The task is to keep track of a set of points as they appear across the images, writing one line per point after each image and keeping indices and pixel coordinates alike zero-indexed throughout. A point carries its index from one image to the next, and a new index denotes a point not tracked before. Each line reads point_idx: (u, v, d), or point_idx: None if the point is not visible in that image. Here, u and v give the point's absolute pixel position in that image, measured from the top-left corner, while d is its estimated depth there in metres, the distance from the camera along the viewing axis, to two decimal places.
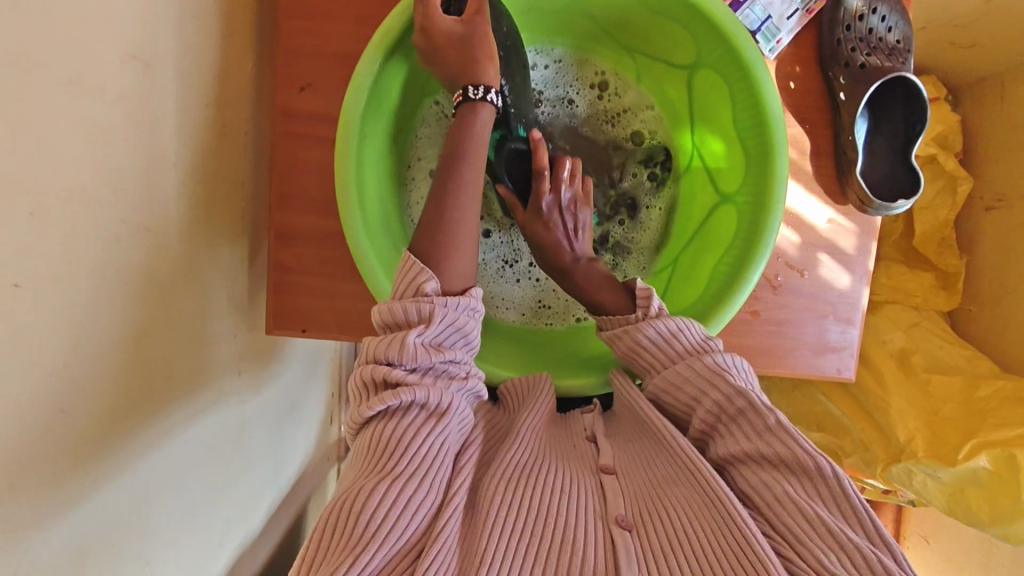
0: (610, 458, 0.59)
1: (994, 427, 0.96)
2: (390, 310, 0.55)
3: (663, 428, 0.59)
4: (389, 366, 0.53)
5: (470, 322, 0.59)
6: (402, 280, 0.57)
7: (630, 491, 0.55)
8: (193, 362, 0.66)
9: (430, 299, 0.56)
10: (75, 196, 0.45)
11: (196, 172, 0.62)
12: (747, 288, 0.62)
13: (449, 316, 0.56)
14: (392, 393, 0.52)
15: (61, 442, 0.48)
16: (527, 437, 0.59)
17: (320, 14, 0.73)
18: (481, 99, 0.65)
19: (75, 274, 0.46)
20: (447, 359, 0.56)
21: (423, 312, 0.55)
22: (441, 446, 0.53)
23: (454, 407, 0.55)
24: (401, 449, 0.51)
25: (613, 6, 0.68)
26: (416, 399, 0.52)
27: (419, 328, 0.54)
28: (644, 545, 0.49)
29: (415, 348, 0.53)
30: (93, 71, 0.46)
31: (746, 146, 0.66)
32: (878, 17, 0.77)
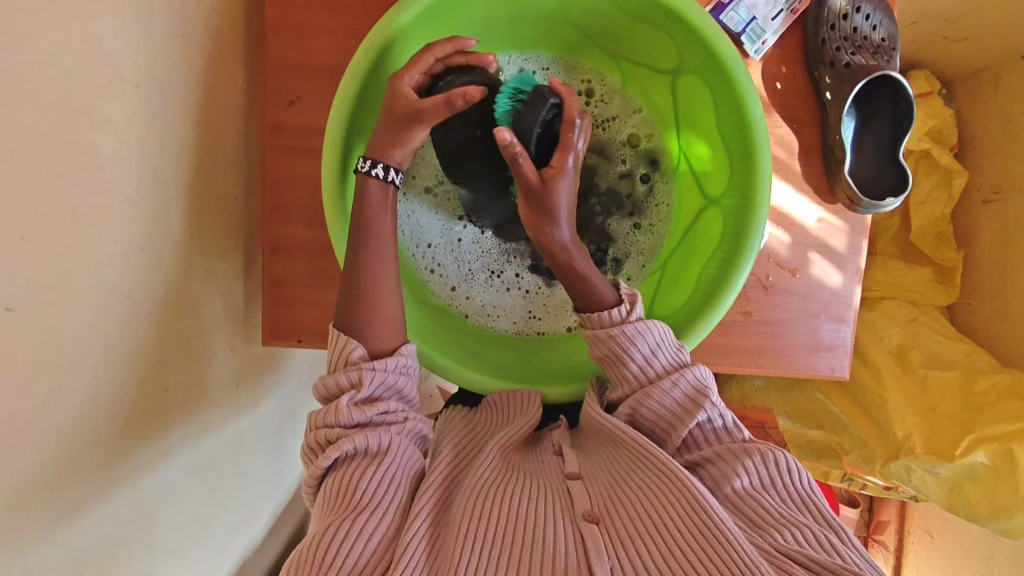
0: (575, 465, 0.60)
1: (992, 422, 0.97)
2: (326, 381, 0.58)
3: (611, 425, 0.60)
4: (329, 425, 0.55)
5: (402, 379, 0.60)
6: (334, 349, 0.59)
7: (595, 491, 0.56)
8: (189, 376, 0.66)
9: (358, 364, 0.58)
10: (65, 217, 0.46)
11: (186, 190, 0.63)
12: (733, 292, 0.62)
13: (379, 377, 0.57)
14: (332, 447, 0.54)
15: (60, 459, 0.49)
16: (490, 453, 0.60)
17: (305, 28, 0.74)
18: (365, 174, 0.62)
19: (68, 293, 0.47)
20: (382, 411, 0.57)
21: (351, 378, 0.57)
22: (391, 477, 0.54)
23: (397, 447, 0.56)
24: (355, 488, 0.52)
25: (596, 14, 0.68)
26: (357, 447, 0.54)
27: (351, 391, 0.56)
28: (612, 539, 0.50)
29: (348, 410, 0.55)
30: (80, 95, 0.46)
31: (729, 150, 0.67)
32: (862, 16, 0.77)
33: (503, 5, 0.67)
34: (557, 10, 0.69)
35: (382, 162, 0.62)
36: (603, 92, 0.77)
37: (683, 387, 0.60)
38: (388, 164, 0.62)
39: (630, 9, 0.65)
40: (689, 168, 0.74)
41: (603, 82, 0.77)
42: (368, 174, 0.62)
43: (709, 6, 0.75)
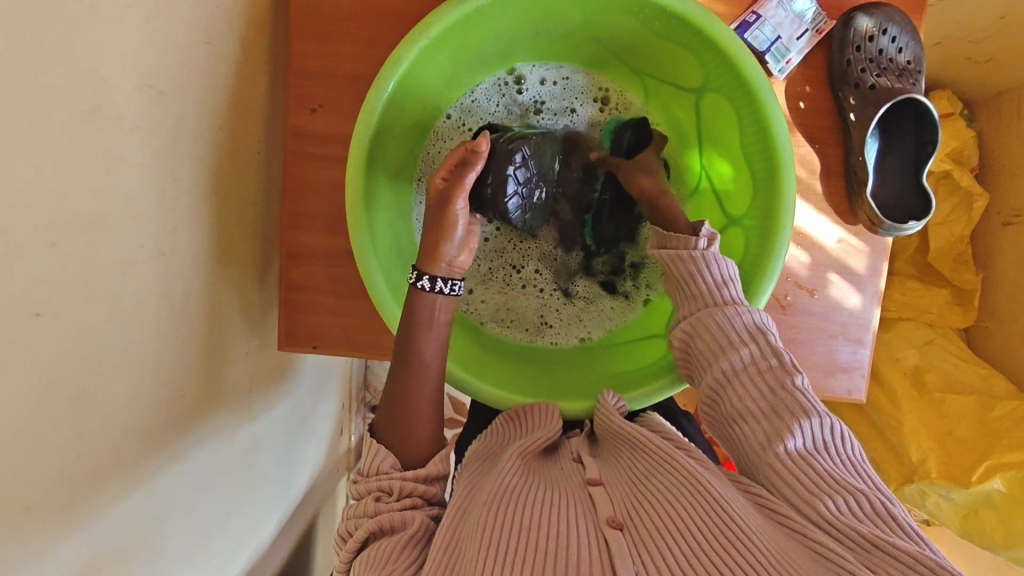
0: (595, 472, 0.60)
1: (1009, 449, 0.95)
2: (359, 482, 0.61)
3: (632, 432, 0.61)
4: (357, 516, 0.59)
5: (433, 486, 0.61)
6: (368, 457, 0.61)
7: (617, 496, 0.56)
8: (206, 379, 0.67)
9: (389, 474, 0.59)
10: (93, 221, 0.46)
11: (210, 196, 0.63)
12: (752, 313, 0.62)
13: (408, 486, 0.59)
14: (358, 532, 0.57)
15: (79, 462, 0.49)
16: (509, 461, 0.60)
17: (331, 36, 0.74)
18: (412, 286, 0.62)
19: (94, 295, 0.47)
20: (410, 505, 0.59)
21: (380, 485, 0.59)
22: (410, 543, 0.55)
23: (420, 522, 0.57)
24: (379, 555, 0.54)
25: (621, 30, 0.68)
26: (378, 527, 0.56)
27: (382, 493, 0.59)
28: (636, 541, 0.50)
29: (375, 507, 0.58)
30: (110, 100, 0.47)
31: (752, 169, 0.66)
32: (888, 38, 0.75)
33: (526, 19, 0.67)
34: (583, 27, 0.69)
35: (427, 273, 0.62)
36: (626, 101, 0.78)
37: (746, 320, 0.59)
38: (436, 265, 0.63)
39: (657, 27, 0.65)
40: (710, 186, 0.74)
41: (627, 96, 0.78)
42: (415, 285, 0.63)
43: (734, 23, 0.75)
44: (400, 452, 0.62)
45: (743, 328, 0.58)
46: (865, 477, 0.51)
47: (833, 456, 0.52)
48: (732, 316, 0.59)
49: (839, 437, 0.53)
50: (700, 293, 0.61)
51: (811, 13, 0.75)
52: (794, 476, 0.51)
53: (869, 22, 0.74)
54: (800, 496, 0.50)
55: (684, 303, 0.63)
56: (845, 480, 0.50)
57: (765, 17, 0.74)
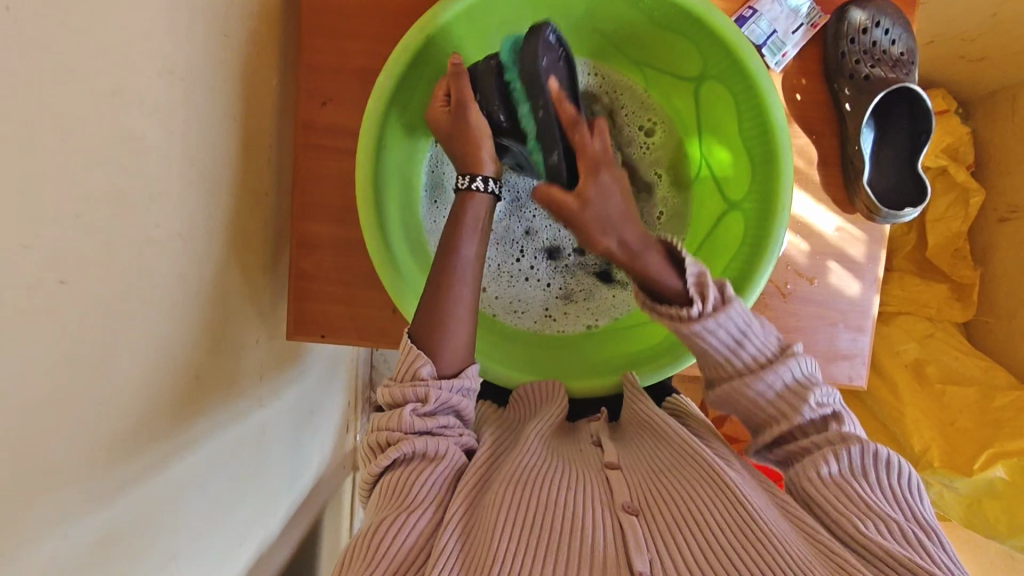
0: (614, 455, 0.61)
1: (1010, 437, 0.96)
2: (390, 391, 0.59)
3: (664, 421, 0.63)
4: (390, 429, 0.58)
5: (463, 401, 0.61)
6: (401, 362, 0.60)
7: (636, 483, 0.57)
8: (218, 363, 0.68)
9: (425, 382, 0.58)
10: (116, 199, 0.48)
11: (224, 183, 0.65)
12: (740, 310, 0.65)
13: (443, 397, 0.59)
14: (392, 448, 0.56)
15: (97, 435, 0.50)
16: (530, 443, 0.61)
17: (340, 32, 0.77)
18: (467, 189, 0.65)
19: (114, 269, 0.48)
20: (441, 424, 0.59)
21: (418, 394, 0.58)
22: (440, 480, 0.57)
23: (453, 456, 0.58)
24: (409, 489, 0.55)
25: (622, 20, 0.69)
26: (417, 448, 0.56)
27: (415, 403, 0.58)
28: (652, 531, 0.51)
29: (411, 420, 0.57)
30: (133, 83, 0.48)
31: (751, 155, 0.68)
32: (881, 30, 0.77)
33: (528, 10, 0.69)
34: (585, 18, 0.71)
35: (480, 174, 0.65)
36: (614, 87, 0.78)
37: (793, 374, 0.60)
38: (486, 167, 0.65)
39: (655, 17, 0.67)
40: (709, 174, 0.75)
41: (653, 114, 0.79)
42: (469, 188, 0.65)
43: (731, 18, 0.78)
44: (436, 359, 0.61)
45: (782, 390, 0.60)
46: (906, 506, 0.53)
47: (872, 481, 0.54)
48: (771, 378, 0.60)
49: (884, 460, 0.55)
50: (720, 362, 0.61)
51: (806, 7, 0.77)
52: (828, 495, 0.54)
53: (862, 15, 0.77)
54: (837, 523, 0.53)
55: (710, 368, 0.63)
56: (879, 506, 0.52)
57: (761, 12, 0.76)
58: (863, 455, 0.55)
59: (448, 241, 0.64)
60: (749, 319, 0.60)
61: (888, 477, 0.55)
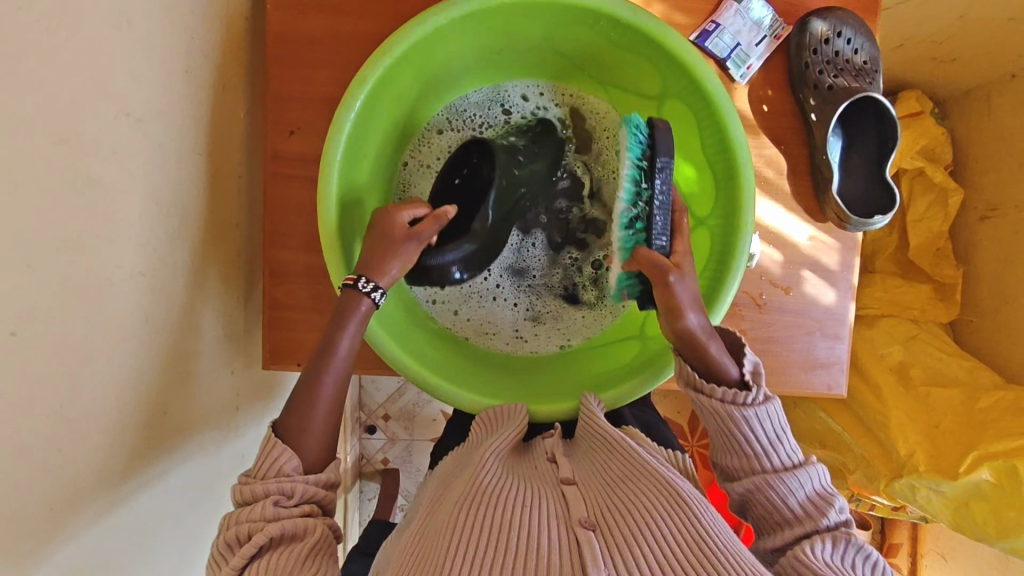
0: (569, 471, 0.60)
1: (995, 438, 0.95)
2: (245, 487, 0.58)
3: (615, 437, 0.62)
4: (250, 522, 0.56)
5: (326, 493, 0.62)
6: (262, 457, 0.59)
7: (591, 496, 0.56)
8: (190, 398, 0.67)
9: (290, 476, 0.58)
10: (70, 245, 0.47)
11: (190, 219, 0.65)
12: (705, 332, 0.64)
13: (309, 490, 0.59)
14: (256, 536, 0.54)
15: (62, 481, 0.49)
16: (484, 462, 0.60)
17: (304, 60, 0.77)
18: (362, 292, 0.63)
19: (73, 315, 0.48)
20: (305, 511, 0.59)
21: (282, 487, 0.58)
22: (313, 553, 0.56)
23: (319, 531, 0.58)
24: (281, 571, 0.53)
25: (582, 41, 0.70)
26: (271, 536, 0.55)
27: (279, 496, 0.57)
28: (608, 545, 0.50)
29: (275, 510, 0.56)
30: (88, 128, 0.48)
31: (713, 171, 0.68)
32: (844, 39, 0.78)
33: (488, 35, 0.69)
34: (545, 40, 0.71)
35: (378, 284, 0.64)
36: (593, 112, 0.80)
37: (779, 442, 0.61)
38: (383, 278, 0.65)
39: (613, 38, 0.67)
40: None
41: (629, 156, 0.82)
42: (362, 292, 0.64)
43: (695, 33, 0.78)
44: (299, 452, 0.61)
45: (765, 449, 0.61)
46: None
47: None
48: (761, 432, 0.61)
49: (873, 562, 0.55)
50: (726, 400, 0.62)
51: (769, 19, 0.77)
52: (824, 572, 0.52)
53: (823, 25, 0.77)
54: None
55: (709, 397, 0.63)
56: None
57: (724, 26, 0.76)
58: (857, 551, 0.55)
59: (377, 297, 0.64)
60: (784, 427, 0.62)
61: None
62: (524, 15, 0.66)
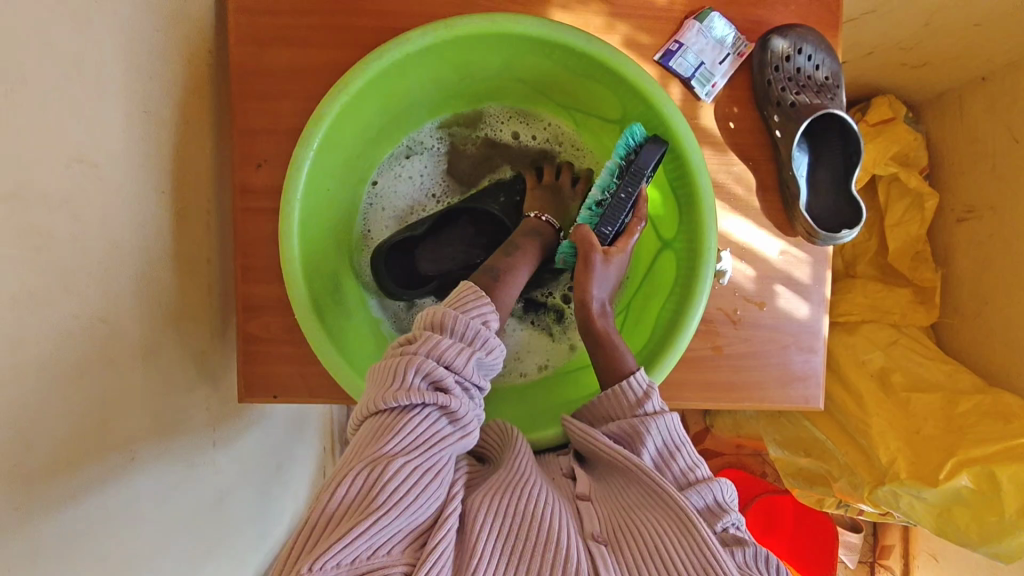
0: (586, 488, 0.61)
1: (974, 444, 0.96)
2: (419, 363, 0.54)
3: (613, 451, 0.60)
4: (413, 362, 0.54)
5: (491, 365, 0.59)
6: (456, 300, 0.59)
7: (607, 516, 0.57)
8: (162, 437, 0.67)
9: (464, 326, 0.57)
10: (23, 298, 0.47)
11: (154, 258, 0.64)
12: (672, 357, 0.64)
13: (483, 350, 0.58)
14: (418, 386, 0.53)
15: (27, 534, 0.49)
16: (514, 462, 0.61)
17: (270, 93, 0.77)
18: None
19: (28, 370, 0.48)
20: (470, 381, 0.57)
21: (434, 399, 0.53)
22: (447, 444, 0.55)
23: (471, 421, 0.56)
24: (413, 441, 0.52)
25: (542, 70, 0.70)
26: (439, 405, 0.54)
27: (434, 354, 0.55)
28: (622, 567, 0.52)
29: (430, 366, 0.54)
30: (37, 181, 0.48)
31: (677, 195, 0.68)
32: (805, 56, 0.78)
33: (447, 67, 0.69)
34: (505, 70, 0.71)
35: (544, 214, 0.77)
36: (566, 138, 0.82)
37: (673, 449, 0.60)
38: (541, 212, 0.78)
39: (572, 66, 0.67)
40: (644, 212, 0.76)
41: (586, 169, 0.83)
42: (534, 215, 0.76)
43: (659, 53, 0.78)
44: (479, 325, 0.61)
45: (663, 460, 0.59)
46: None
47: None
48: (655, 444, 0.59)
49: (773, 564, 0.55)
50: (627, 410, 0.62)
51: (731, 37, 0.78)
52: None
53: (784, 43, 0.78)
54: None
55: (610, 408, 0.63)
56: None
57: (687, 45, 0.77)
58: (755, 556, 0.54)
59: None
60: (684, 438, 0.60)
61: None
62: (481, 47, 0.66)
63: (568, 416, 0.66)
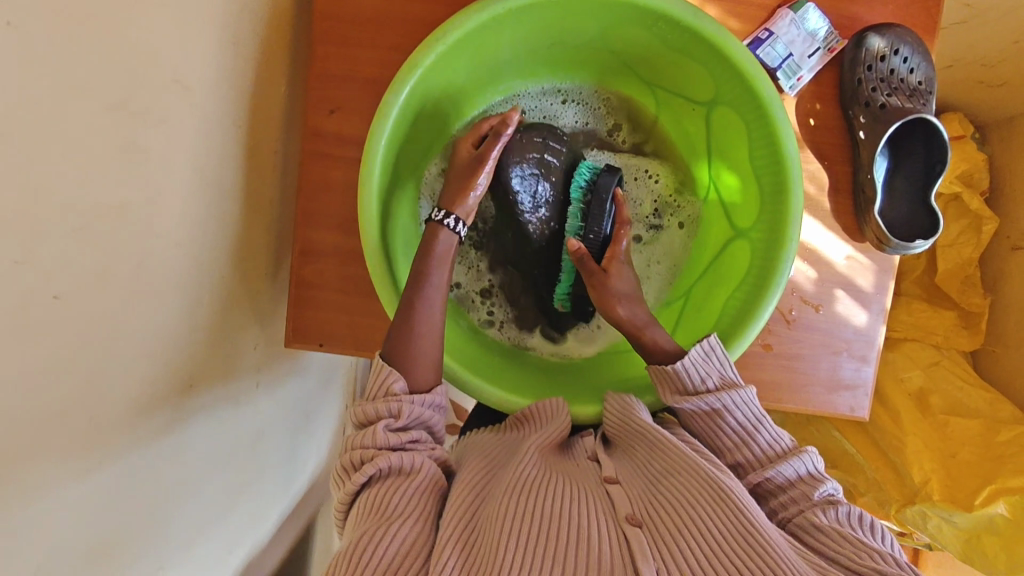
0: (612, 469, 0.58)
1: (1013, 473, 0.95)
2: (363, 409, 0.58)
3: (643, 427, 0.60)
4: (364, 447, 0.56)
5: (435, 417, 0.61)
6: (374, 380, 0.59)
7: (636, 495, 0.54)
8: (215, 371, 0.67)
9: (399, 397, 0.58)
10: (112, 211, 0.46)
11: (227, 190, 0.64)
12: (742, 344, 0.63)
13: (417, 412, 0.58)
14: (367, 464, 0.55)
15: (89, 442, 0.49)
16: (527, 453, 0.59)
17: (349, 40, 0.75)
18: (439, 223, 0.66)
19: (111, 282, 0.47)
20: (413, 438, 0.58)
21: (391, 409, 0.57)
22: (420, 493, 0.55)
23: (428, 470, 0.57)
24: (386, 505, 0.53)
25: (636, 42, 0.69)
26: (393, 467, 0.55)
27: (389, 418, 0.57)
28: (656, 542, 0.49)
29: (385, 435, 0.56)
30: (139, 97, 0.47)
31: (761, 182, 0.68)
32: (900, 58, 0.76)
33: (539, 27, 0.68)
34: (598, 38, 0.71)
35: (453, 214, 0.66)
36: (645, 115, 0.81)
37: (744, 414, 0.61)
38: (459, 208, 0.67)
39: (669, 41, 0.66)
40: (718, 198, 0.76)
41: (653, 163, 0.82)
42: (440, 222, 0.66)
43: (747, 40, 0.76)
44: (407, 377, 0.61)
45: (738, 428, 0.61)
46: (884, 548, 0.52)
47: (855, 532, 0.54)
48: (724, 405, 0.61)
49: (866, 521, 0.55)
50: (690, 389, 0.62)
51: (825, 31, 0.75)
52: (826, 541, 0.53)
53: (881, 42, 0.75)
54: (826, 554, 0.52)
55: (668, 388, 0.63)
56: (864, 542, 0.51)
57: (778, 34, 0.74)
58: (849, 514, 0.55)
59: (428, 266, 0.64)
60: (761, 412, 0.61)
61: (874, 536, 0.54)
62: (580, 10, 0.65)
63: (612, 393, 0.66)
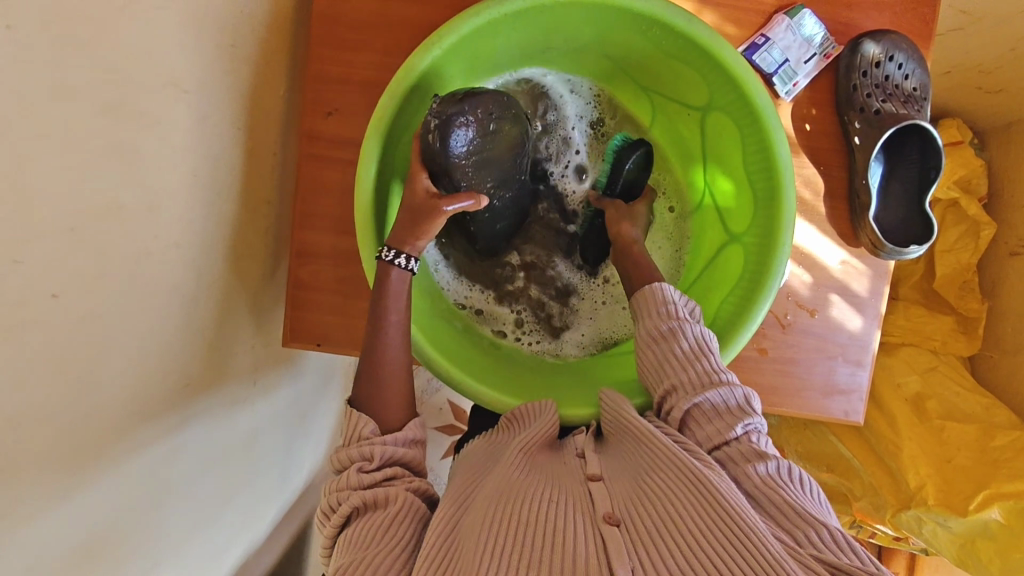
0: (596, 466, 0.58)
1: (1008, 479, 0.95)
2: (339, 455, 0.61)
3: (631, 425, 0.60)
4: (340, 488, 0.59)
5: (412, 453, 0.63)
6: (347, 425, 0.62)
7: (617, 492, 0.54)
8: (211, 371, 0.67)
9: (371, 440, 0.60)
10: (109, 211, 0.47)
11: (224, 192, 0.65)
12: (734, 347, 0.64)
13: (390, 451, 0.60)
14: (342, 505, 0.57)
15: (84, 439, 0.49)
16: (513, 457, 0.59)
17: (348, 44, 0.76)
18: (388, 262, 0.63)
19: (107, 281, 0.48)
20: (390, 476, 0.60)
21: (363, 452, 0.60)
22: (400, 519, 0.56)
23: (405, 497, 0.58)
24: (364, 535, 0.54)
25: (633, 47, 0.70)
26: (369, 500, 0.57)
27: (362, 461, 0.59)
28: (634, 540, 0.49)
29: (358, 477, 0.58)
30: (136, 100, 0.48)
31: (754, 188, 0.68)
32: (895, 64, 0.77)
33: (536, 31, 0.69)
34: (595, 41, 0.71)
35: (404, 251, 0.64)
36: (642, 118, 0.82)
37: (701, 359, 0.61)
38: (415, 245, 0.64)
39: (664, 46, 0.67)
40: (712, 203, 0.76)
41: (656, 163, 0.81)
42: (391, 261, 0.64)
43: (743, 46, 0.77)
44: (380, 417, 0.63)
45: (693, 370, 0.61)
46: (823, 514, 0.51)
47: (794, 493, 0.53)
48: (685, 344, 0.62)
49: (796, 475, 0.55)
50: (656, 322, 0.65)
51: (820, 37, 0.76)
52: (770, 510, 0.51)
53: (876, 48, 0.76)
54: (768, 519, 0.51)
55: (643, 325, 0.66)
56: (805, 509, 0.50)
57: (774, 40, 0.75)
58: (780, 469, 0.54)
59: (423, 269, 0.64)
60: (719, 364, 0.61)
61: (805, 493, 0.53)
62: (576, 15, 0.66)
63: (608, 390, 0.66)
